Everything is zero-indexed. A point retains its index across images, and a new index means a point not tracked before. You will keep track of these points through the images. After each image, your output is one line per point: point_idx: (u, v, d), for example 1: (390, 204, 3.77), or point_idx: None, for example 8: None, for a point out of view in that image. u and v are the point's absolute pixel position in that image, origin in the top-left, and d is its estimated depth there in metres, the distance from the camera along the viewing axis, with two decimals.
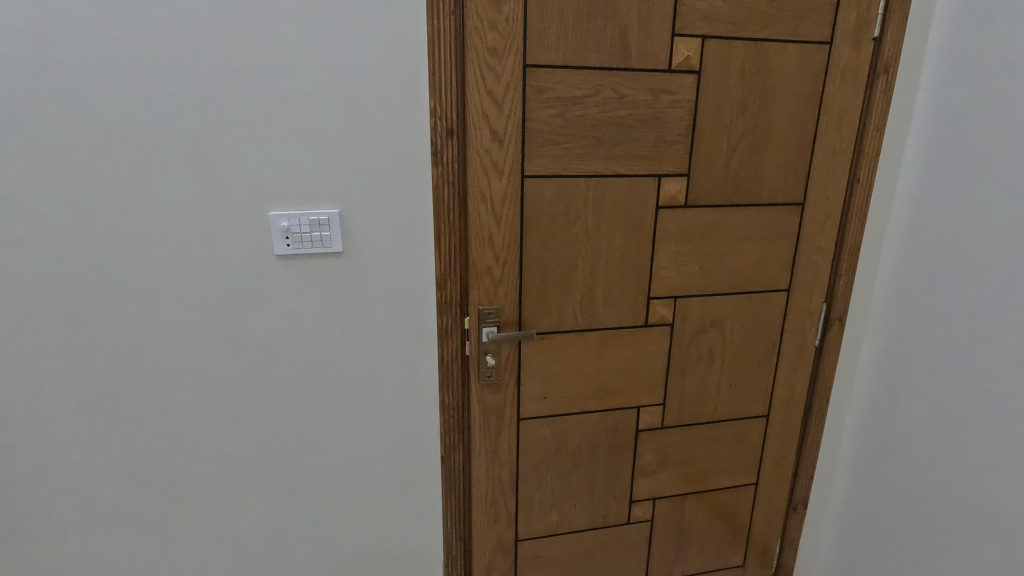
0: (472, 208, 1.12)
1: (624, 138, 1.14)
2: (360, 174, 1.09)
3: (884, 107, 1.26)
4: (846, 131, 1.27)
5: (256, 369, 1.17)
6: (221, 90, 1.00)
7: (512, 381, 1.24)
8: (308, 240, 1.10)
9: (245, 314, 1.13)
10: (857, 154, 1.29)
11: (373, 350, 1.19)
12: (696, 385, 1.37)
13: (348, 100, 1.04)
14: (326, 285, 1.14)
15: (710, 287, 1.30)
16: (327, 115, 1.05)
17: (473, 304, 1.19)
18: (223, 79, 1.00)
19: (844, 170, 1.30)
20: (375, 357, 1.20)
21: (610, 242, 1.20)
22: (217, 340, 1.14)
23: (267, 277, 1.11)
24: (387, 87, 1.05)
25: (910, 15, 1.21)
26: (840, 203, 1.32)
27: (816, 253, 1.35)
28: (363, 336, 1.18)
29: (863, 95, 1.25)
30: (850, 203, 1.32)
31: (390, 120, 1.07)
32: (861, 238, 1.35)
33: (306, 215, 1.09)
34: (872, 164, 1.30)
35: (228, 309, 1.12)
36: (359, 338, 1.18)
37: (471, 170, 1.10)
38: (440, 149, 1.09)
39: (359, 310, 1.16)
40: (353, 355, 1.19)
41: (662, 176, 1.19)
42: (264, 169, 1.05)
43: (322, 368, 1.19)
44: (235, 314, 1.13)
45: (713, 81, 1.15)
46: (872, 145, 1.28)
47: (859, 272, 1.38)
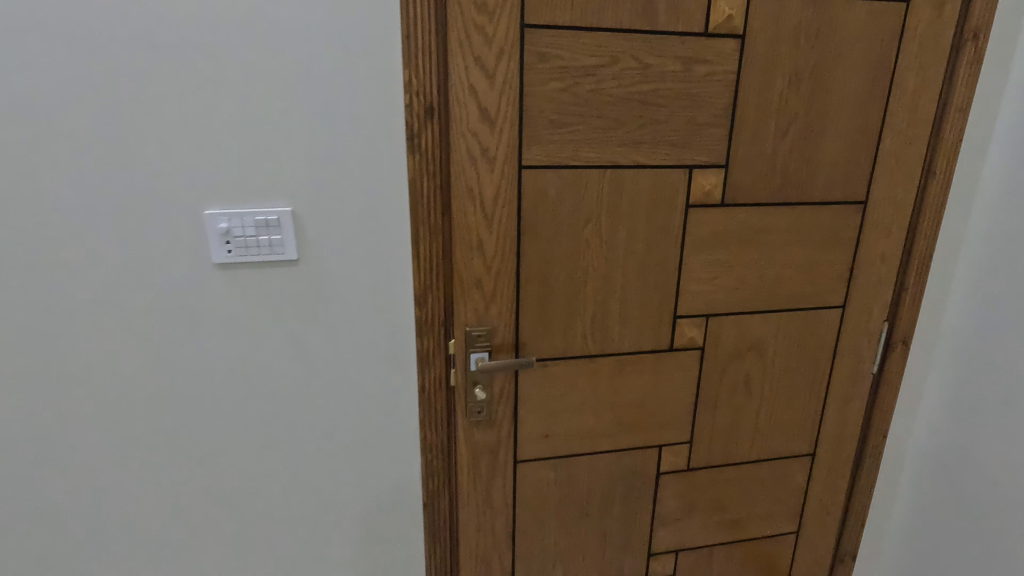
0: (457, 206, 0.91)
1: (649, 119, 0.91)
2: (316, 164, 0.87)
3: (971, 82, 1.01)
4: (921, 113, 1.03)
5: (196, 401, 0.96)
6: (136, 56, 0.79)
7: (507, 416, 1.02)
8: (254, 245, 0.89)
9: (179, 334, 0.92)
10: (934, 141, 1.05)
11: (339, 379, 0.98)
12: (730, 420, 1.14)
13: (297, 68, 0.82)
14: (279, 299, 0.93)
15: (750, 303, 1.07)
16: (271, 88, 0.82)
17: (460, 324, 0.97)
18: (136, 42, 0.78)
19: (917, 161, 1.06)
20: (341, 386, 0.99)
21: (629, 248, 0.97)
22: (146, 367, 0.93)
23: (206, 290, 0.91)
24: (346, 53, 0.82)
25: None
26: (910, 201, 1.08)
27: (879, 261, 1.11)
28: (326, 362, 0.97)
29: (944, 68, 1.01)
30: (922, 201, 1.08)
31: (352, 96, 0.84)
32: (934, 243, 1.11)
33: (251, 213, 0.88)
34: (952, 154, 1.06)
35: (159, 329, 0.91)
36: (321, 364, 0.97)
37: (455, 160, 0.88)
38: (417, 132, 0.87)
39: (320, 330, 0.95)
40: (314, 384, 0.98)
41: (694, 167, 0.96)
42: (195, 157, 0.84)
43: (277, 399, 0.98)
44: (167, 335, 0.92)
45: (760, 48, 0.92)
46: (953, 129, 1.04)
47: (928, 285, 1.15)
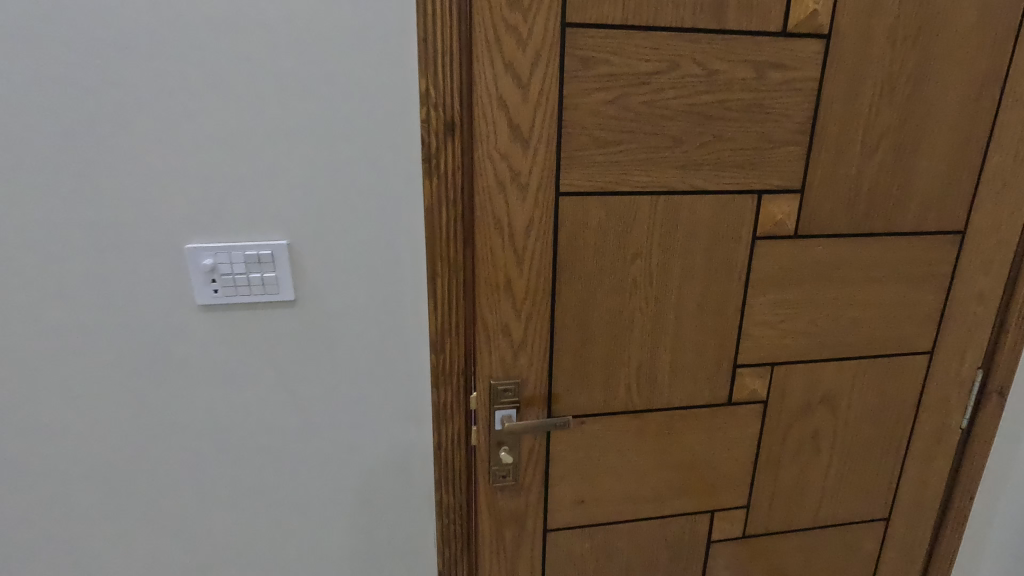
0: (481, 240, 0.76)
1: (712, 135, 0.76)
2: (316, 189, 0.74)
3: None
4: None
5: (179, 458, 0.84)
6: (105, 65, 0.66)
7: (537, 480, 0.88)
8: (244, 285, 0.76)
9: (161, 384, 0.80)
10: None
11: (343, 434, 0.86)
12: (793, 482, 0.98)
13: (293, 77, 0.69)
14: (274, 345, 0.80)
15: (821, 350, 0.91)
16: (263, 101, 0.70)
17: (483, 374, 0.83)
18: (102, 49, 0.66)
19: None
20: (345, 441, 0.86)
21: (683, 287, 0.83)
22: (123, 421, 0.81)
23: (191, 334, 0.78)
24: (352, 59, 0.69)
25: None
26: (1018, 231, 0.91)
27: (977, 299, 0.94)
28: (328, 414, 0.84)
29: None
30: None
31: (359, 110, 0.71)
32: None
33: (240, 248, 0.75)
34: None
35: (136, 379, 0.79)
36: (323, 417, 0.85)
37: (480, 186, 0.74)
38: (436, 152, 0.72)
39: (321, 379, 0.83)
40: (315, 439, 0.86)
41: (764, 192, 0.80)
42: (174, 184, 0.71)
43: (272, 456, 0.86)
44: (147, 385, 0.80)
45: (849, 49, 0.76)
46: None
47: None
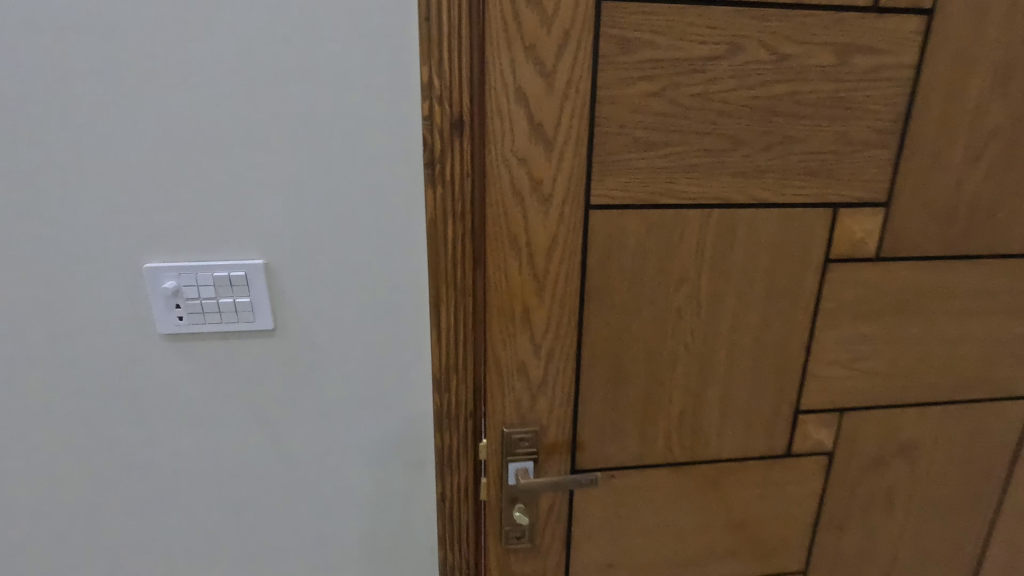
0: (494, 262, 0.63)
1: (778, 136, 0.62)
2: (300, 199, 0.62)
3: None
4: None
5: (144, 508, 0.73)
6: (51, 51, 0.56)
7: (556, 541, 0.75)
8: (213, 311, 0.65)
9: (122, 423, 0.69)
10: None
11: (333, 481, 0.74)
12: (859, 546, 0.83)
13: (271, 65, 0.57)
14: (251, 380, 0.69)
15: (900, 393, 0.76)
16: (235, 94, 0.58)
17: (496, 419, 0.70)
18: (46, 33, 0.55)
19: None
20: (335, 489, 0.74)
21: (737, 320, 0.68)
22: (79, 464, 0.70)
23: (154, 367, 0.67)
24: (341, 43, 0.58)
25: None
26: None
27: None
28: (315, 459, 0.73)
29: None
30: None
31: (350, 106, 0.59)
32: None
33: (207, 269, 0.64)
34: None
35: (92, 417, 0.68)
36: (308, 462, 0.73)
37: (493, 197, 0.61)
38: (441, 155, 0.59)
39: (306, 420, 0.71)
40: (300, 488, 0.74)
41: (839, 206, 0.66)
42: (133, 192, 0.61)
43: (251, 506, 0.74)
44: (107, 424, 0.69)
45: (957, 29, 0.61)
46: None
47: None
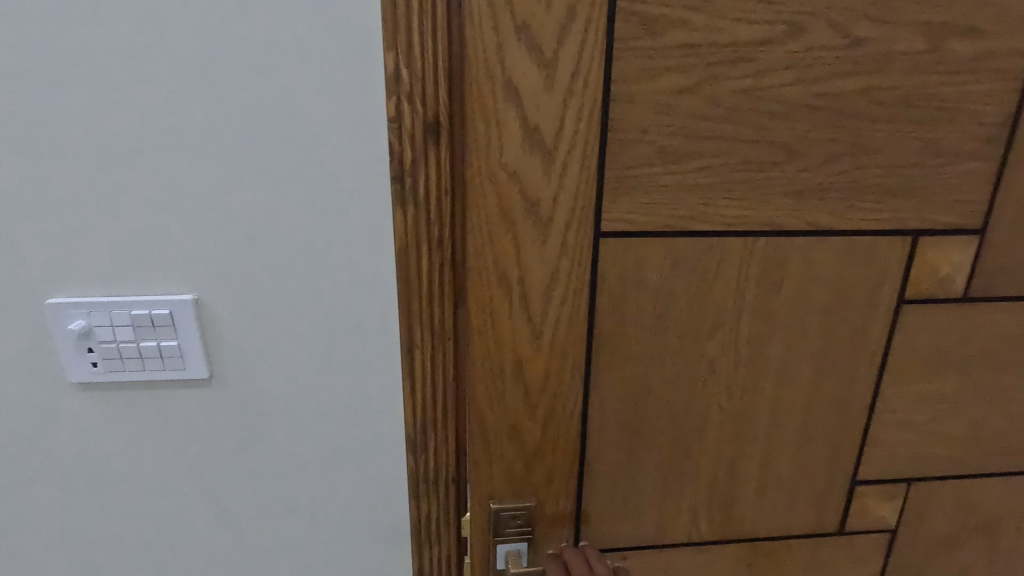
0: (477, 301, 0.50)
1: (846, 145, 0.48)
2: (238, 220, 0.50)
3: None
4: None
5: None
6: None
7: None
8: (133, 355, 0.53)
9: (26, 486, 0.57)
10: None
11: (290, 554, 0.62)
12: None
13: (196, 50, 0.46)
14: (187, 436, 0.57)
15: (982, 461, 0.62)
16: (153, 87, 0.46)
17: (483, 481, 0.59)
18: None
19: None
20: (293, 563, 0.62)
21: (785, 374, 0.55)
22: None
23: (68, 421, 0.55)
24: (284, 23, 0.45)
25: None
26: None
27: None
28: (267, 528, 0.61)
29: None
30: None
31: (297, 102, 0.47)
32: None
33: (123, 305, 0.51)
34: None
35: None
36: (260, 532, 0.61)
37: (477, 220, 0.47)
38: (412, 166, 0.46)
39: (254, 483, 0.59)
40: (251, 560, 0.62)
41: (921, 234, 0.52)
42: (31, 208, 0.49)
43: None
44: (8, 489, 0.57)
45: None
46: None
47: None
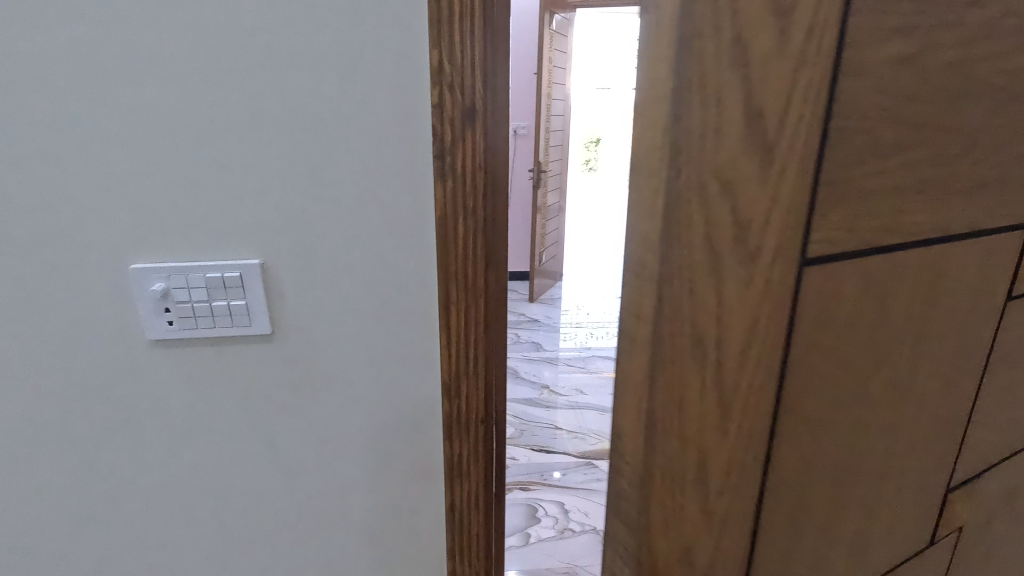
0: (495, 261, 0.63)
1: None
2: (294, 193, 0.58)
3: None
4: None
5: (113, 522, 0.68)
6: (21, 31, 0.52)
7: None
8: (203, 315, 0.61)
9: (94, 427, 0.64)
10: None
11: (323, 487, 0.69)
12: None
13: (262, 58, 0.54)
14: (236, 388, 0.64)
15: None
16: (225, 80, 0.55)
17: (506, 417, 0.70)
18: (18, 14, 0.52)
19: None
20: (328, 501, 0.70)
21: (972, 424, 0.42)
22: (46, 477, 0.65)
23: (130, 371, 0.62)
24: (336, 37, 0.54)
25: None
26: None
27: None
28: (304, 465, 0.68)
29: None
30: None
31: (351, 102, 0.56)
32: None
33: (200, 270, 0.59)
34: None
35: (57, 426, 0.63)
36: (297, 468, 0.68)
37: (494, 193, 0.61)
38: (451, 146, 0.57)
39: (297, 424, 0.66)
40: (287, 494, 0.69)
41: None
42: (117, 183, 0.57)
43: (231, 516, 0.69)
44: (76, 432, 0.64)
45: None
46: None
47: None
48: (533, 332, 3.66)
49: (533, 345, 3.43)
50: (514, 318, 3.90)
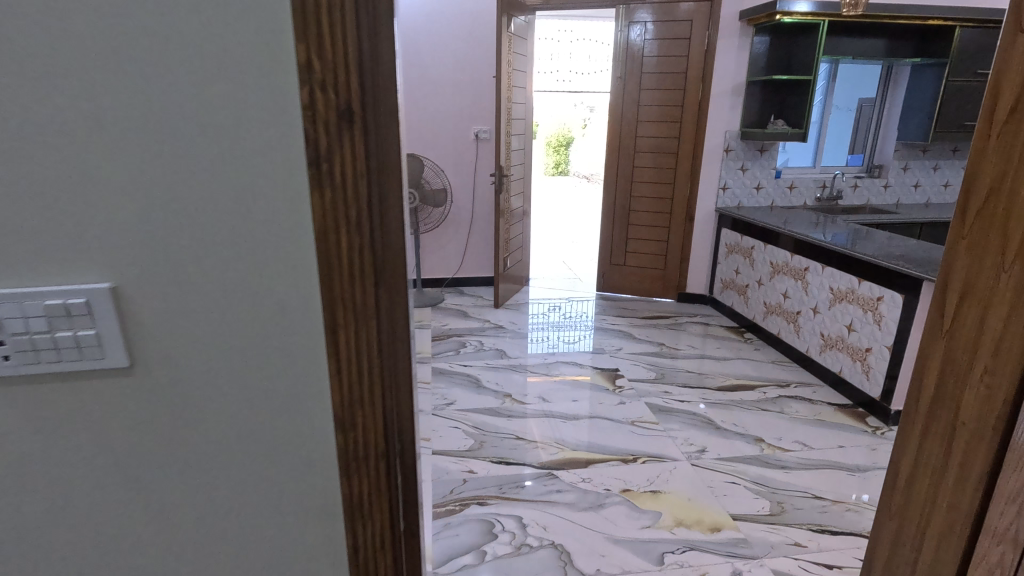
0: (387, 277, 0.56)
1: None
2: (144, 206, 0.51)
3: (985, 156, 0.81)
4: (1002, 191, 0.78)
5: None
6: None
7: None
8: (47, 346, 0.54)
9: None
10: (990, 227, 0.80)
11: (206, 532, 0.63)
12: None
13: (88, 54, 0.48)
14: (88, 428, 0.57)
15: None
16: (49, 82, 0.48)
17: (413, 449, 0.63)
18: None
19: (996, 240, 0.79)
20: (209, 546, 0.63)
21: None
22: None
23: None
24: (174, 30, 0.48)
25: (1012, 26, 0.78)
26: (981, 290, 0.82)
27: (991, 311, 0.80)
28: (181, 510, 0.61)
29: (1001, 132, 0.78)
30: (975, 291, 0.82)
31: (203, 104, 0.50)
32: (955, 356, 0.86)
33: (37, 297, 0.52)
34: (971, 248, 0.83)
35: None
36: (177, 514, 0.61)
37: (384, 202, 0.53)
38: (327, 152, 0.51)
39: (170, 465, 0.59)
40: (156, 540, 0.62)
41: None
42: None
43: (94, 572, 0.62)
44: None
45: None
46: (985, 215, 0.81)
47: (943, 399, 0.89)
48: (497, 338, 3.60)
49: (497, 352, 3.37)
50: (478, 325, 3.83)
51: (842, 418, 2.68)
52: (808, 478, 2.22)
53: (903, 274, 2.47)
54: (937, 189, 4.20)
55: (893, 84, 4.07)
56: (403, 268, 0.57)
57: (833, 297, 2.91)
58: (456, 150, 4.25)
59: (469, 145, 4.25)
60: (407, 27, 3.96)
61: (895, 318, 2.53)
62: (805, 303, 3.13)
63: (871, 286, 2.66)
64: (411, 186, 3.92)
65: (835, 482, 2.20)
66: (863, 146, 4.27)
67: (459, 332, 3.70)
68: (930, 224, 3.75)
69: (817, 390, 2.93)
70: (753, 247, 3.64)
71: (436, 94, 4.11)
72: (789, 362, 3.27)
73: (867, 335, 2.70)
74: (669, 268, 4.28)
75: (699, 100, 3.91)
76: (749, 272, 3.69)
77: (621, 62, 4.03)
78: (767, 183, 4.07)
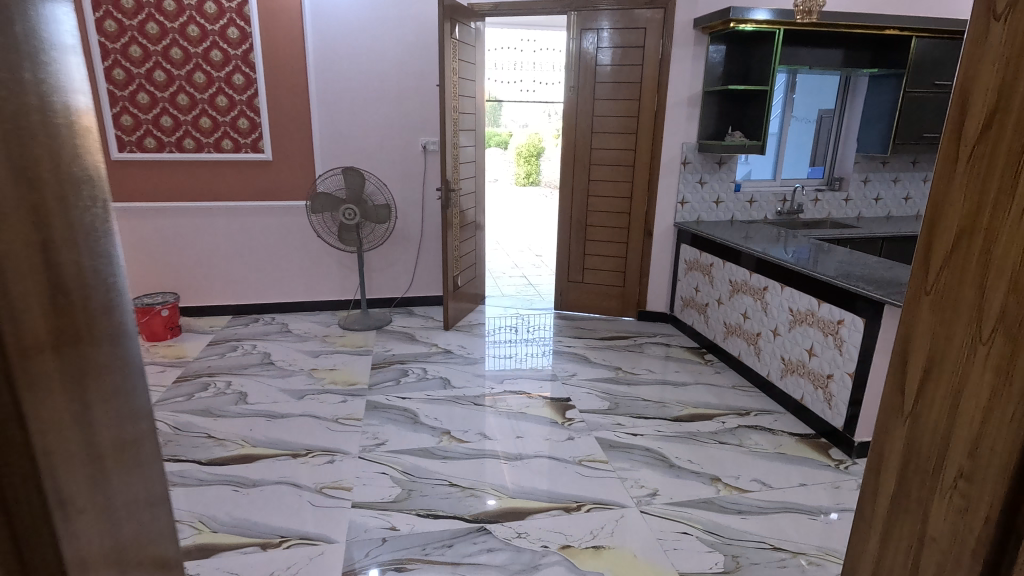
0: (29, 418, 0.37)
1: None
2: None
3: (961, 186, 0.57)
4: (986, 237, 0.54)
5: None
6: None
7: None
8: None
9: None
10: (971, 287, 0.56)
11: None
12: None
13: None
14: None
15: None
16: None
17: None
18: None
19: (972, 298, 0.56)
20: None
21: None
22: None
23: None
24: None
25: (1000, 3, 0.53)
26: (949, 368, 0.59)
27: (960, 406, 0.57)
28: None
29: (982, 154, 0.55)
30: (937, 370, 0.60)
31: None
32: (920, 454, 0.63)
33: None
34: (938, 310, 0.60)
35: None
36: None
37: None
38: None
39: None
40: None
41: None
42: None
43: None
44: None
45: None
46: (960, 265, 0.58)
47: (903, 512, 0.65)
48: (443, 364, 3.34)
49: (440, 380, 3.12)
50: (425, 349, 3.56)
51: (805, 450, 2.49)
52: (768, 524, 2.02)
53: (864, 297, 2.31)
54: (897, 201, 4.12)
55: (851, 95, 3.99)
56: (8, 397, 0.35)
57: (792, 319, 2.74)
58: (403, 162, 4.00)
59: (417, 157, 4.01)
60: (347, 32, 3.71)
61: (856, 343, 2.36)
62: (765, 324, 2.95)
63: (832, 308, 2.49)
64: (352, 202, 3.67)
65: (796, 527, 2.00)
66: (824, 158, 4.17)
67: (403, 358, 3.43)
68: (892, 239, 3.64)
69: (779, 418, 2.75)
70: (712, 264, 3.47)
71: (381, 103, 3.87)
72: (750, 386, 3.09)
73: (828, 361, 2.53)
74: (629, 285, 4.09)
75: (655, 110, 3.75)
76: (709, 290, 3.51)
77: (574, 70, 3.84)
78: (727, 197, 3.91)
